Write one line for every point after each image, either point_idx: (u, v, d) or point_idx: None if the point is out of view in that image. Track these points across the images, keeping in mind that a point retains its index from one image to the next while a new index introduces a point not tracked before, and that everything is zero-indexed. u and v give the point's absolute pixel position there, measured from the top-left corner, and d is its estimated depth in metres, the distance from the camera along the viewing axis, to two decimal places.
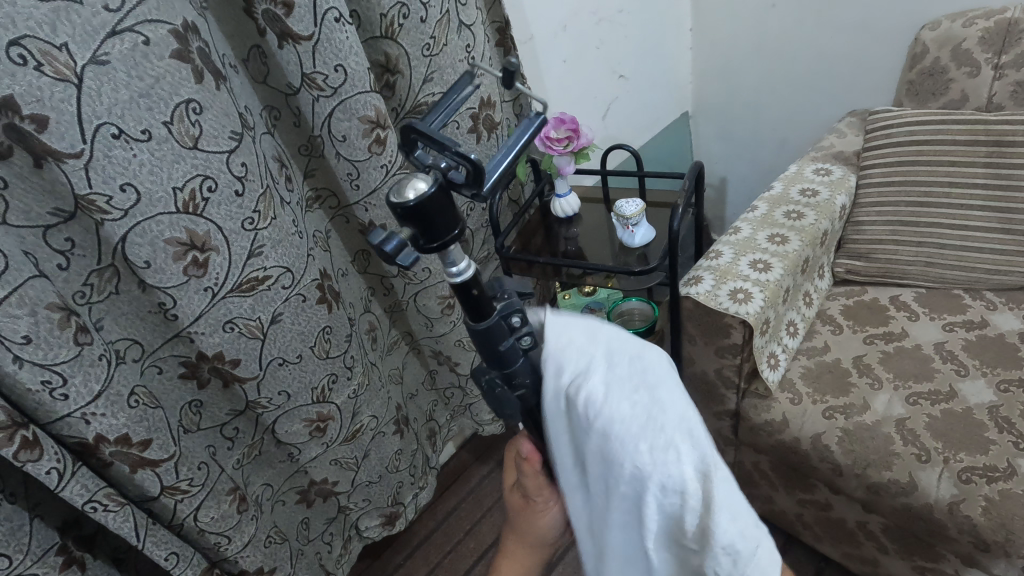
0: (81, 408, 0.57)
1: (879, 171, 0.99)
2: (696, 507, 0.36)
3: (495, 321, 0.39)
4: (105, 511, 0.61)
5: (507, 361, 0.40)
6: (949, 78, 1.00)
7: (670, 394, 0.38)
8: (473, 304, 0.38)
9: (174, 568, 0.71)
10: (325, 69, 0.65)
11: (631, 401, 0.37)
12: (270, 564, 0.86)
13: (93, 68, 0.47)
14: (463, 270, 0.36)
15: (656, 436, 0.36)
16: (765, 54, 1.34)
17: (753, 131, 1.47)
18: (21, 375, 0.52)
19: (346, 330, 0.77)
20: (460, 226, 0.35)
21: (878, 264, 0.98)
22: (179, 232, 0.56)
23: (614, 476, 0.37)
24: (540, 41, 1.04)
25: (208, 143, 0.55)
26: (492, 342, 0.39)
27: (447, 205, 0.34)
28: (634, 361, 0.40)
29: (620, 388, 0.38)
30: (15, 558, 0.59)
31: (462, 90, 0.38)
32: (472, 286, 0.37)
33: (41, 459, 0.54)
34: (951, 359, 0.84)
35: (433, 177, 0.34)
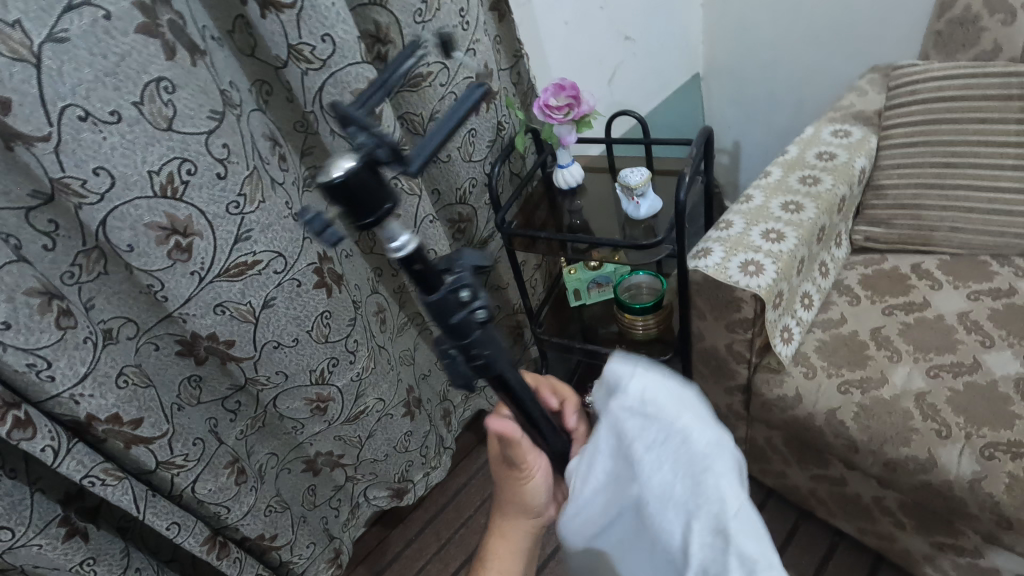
0: (69, 389, 0.56)
1: (902, 131, 0.93)
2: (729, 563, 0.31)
3: (446, 295, 0.33)
4: (103, 485, 0.62)
5: (462, 335, 0.35)
6: (980, 26, 0.93)
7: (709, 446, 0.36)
8: (420, 278, 0.33)
9: (176, 536, 0.73)
10: (313, 39, 0.62)
11: (686, 471, 0.35)
12: (271, 531, 0.86)
13: (51, 46, 0.45)
14: (404, 244, 0.31)
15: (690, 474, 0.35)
16: (782, 8, 1.26)
17: (769, 92, 1.40)
18: (6, 358, 0.51)
19: (348, 314, 0.76)
20: (393, 199, 0.30)
21: (900, 231, 0.93)
22: (159, 217, 0.54)
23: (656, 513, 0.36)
24: (541, 3, 0.99)
25: (183, 124, 0.53)
26: (443, 314, 0.34)
27: (374, 180, 0.29)
28: (700, 433, 0.36)
29: (676, 459, 0.36)
30: (18, 531, 0.60)
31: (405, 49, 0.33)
32: (418, 261, 0.32)
33: (35, 438, 0.55)
34: (975, 329, 0.80)
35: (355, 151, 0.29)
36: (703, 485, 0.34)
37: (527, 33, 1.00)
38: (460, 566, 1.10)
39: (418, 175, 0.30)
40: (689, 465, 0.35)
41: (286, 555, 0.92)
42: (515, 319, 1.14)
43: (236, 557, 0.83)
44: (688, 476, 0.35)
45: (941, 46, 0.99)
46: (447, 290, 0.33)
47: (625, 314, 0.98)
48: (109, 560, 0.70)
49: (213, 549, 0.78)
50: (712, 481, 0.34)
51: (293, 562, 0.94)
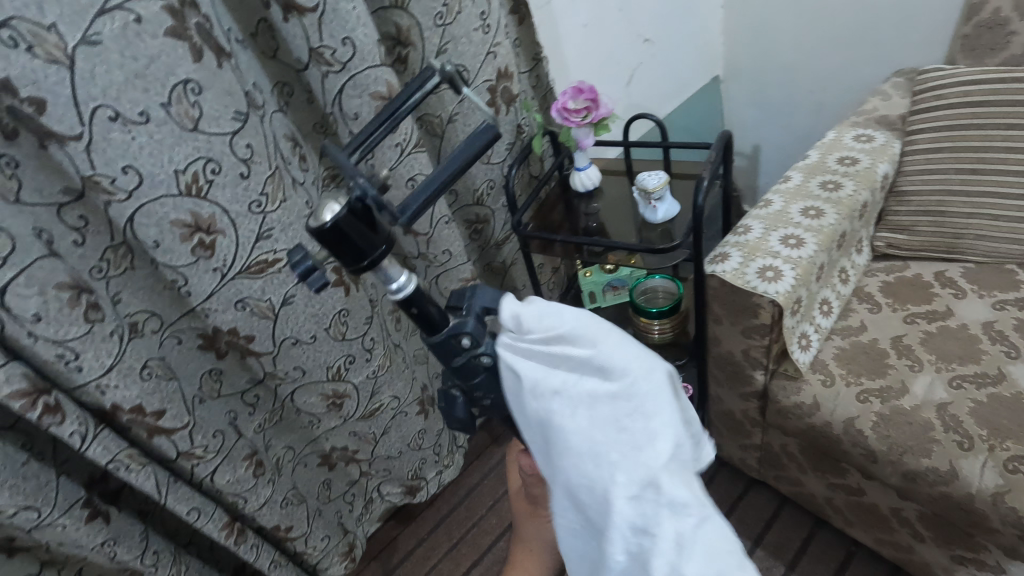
0: (95, 379, 0.58)
1: (927, 137, 0.92)
2: (654, 508, 0.32)
3: (447, 336, 0.39)
4: (127, 470, 0.64)
5: (467, 375, 0.41)
6: (1010, 30, 0.91)
7: (625, 394, 0.36)
8: (421, 318, 0.39)
9: (197, 521, 0.74)
10: (333, 43, 0.63)
11: (600, 421, 0.35)
12: (287, 523, 0.87)
13: (85, 49, 0.46)
14: (402, 286, 0.36)
15: (605, 424, 0.35)
16: (803, 11, 1.25)
17: (789, 95, 1.39)
18: (37, 348, 0.53)
19: (365, 313, 0.77)
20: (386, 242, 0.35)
21: (923, 238, 0.92)
22: (184, 215, 0.56)
23: (572, 464, 0.36)
24: (560, 5, 0.99)
25: (208, 124, 0.54)
26: (448, 357, 0.40)
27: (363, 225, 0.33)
28: (611, 376, 0.36)
29: (591, 408, 0.36)
30: (43, 511, 0.62)
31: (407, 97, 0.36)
32: (414, 303, 0.37)
33: (64, 423, 0.56)
34: (1001, 340, 0.79)
35: (348, 199, 0.33)
36: (624, 438, 0.35)
37: (545, 36, 1.00)
38: (470, 567, 1.10)
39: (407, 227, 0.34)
40: (604, 417, 0.35)
41: (301, 547, 0.93)
42: None
43: (252, 543, 0.83)
44: (603, 427, 0.35)
45: (968, 49, 0.97)
46: (448, 333, 0.39)
47: (641, 318, 0.97)
48: (129, 541, 0.72)
49: (231, 534, 0.79)
50: (630, 434, 0.35)
51: (307, 553, 0.95)
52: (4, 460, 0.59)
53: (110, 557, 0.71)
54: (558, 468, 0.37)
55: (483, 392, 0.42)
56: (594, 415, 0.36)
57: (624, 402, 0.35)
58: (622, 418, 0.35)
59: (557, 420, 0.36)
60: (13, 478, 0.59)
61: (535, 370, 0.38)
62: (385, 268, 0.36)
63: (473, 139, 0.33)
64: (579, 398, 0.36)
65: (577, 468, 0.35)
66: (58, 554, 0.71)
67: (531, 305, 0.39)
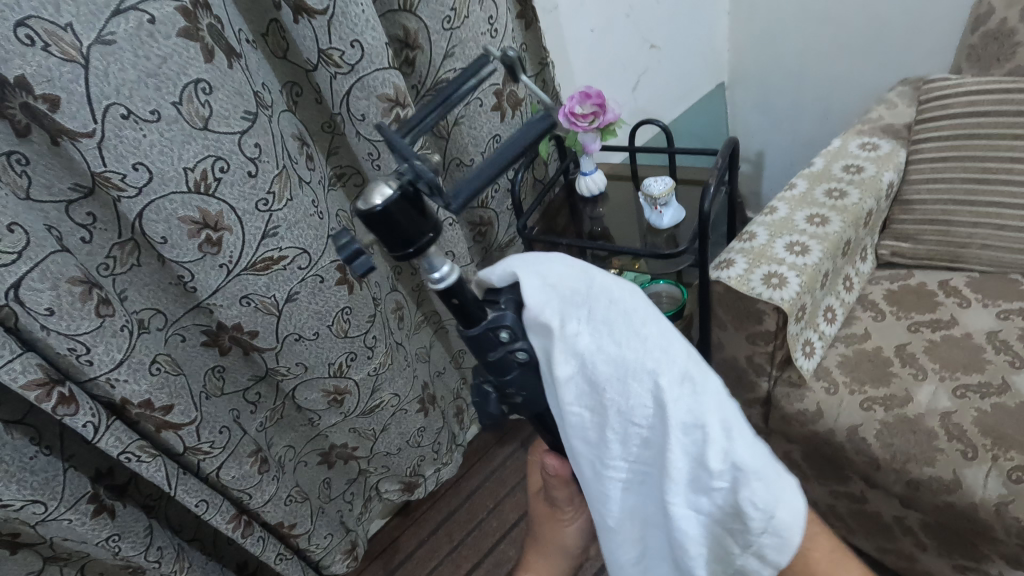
0: (105, 373, 0.58)
1: (932, 146, 0.92)
2: (693, 408, 0.37)
3: (485, 329, 0.38)
4: (138, 461, 0.65)
5: (502, 371, 0.40)
6: (1016, 41, 0.91)
7: (635, 311, 0.39)
8: (460, 312, 0.37)
9: (205, 513, 0.74)
10: (341, 45, 0.63)
11: (630, 344, 0.38)
12: (290, 520, 0.87)
13: (99, 48, 0.47)
14: (445, 275, 0.35)
15: (631, 346, 0.38)
16: (809, 19, 1.25)
17: (794, 103, 1.40)
18: (50, 341, 0.54)
19: (368, 311, 0.77)
20: (433, 228, 0.34)
21: (926, 247, 0.92)
22: (192, 211, 0.56)
23: (613, 397, 0.38)
24: (568, 10, 1.00)
25: (218, 123, 0.55)
26: (484, 348, 0.39)
27: (414, 210, 0.33)
28: (615, 298, 0.39)
29: (614, 336, 0.38)
30: (50, 504, 0.62)
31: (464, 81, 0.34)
32: (455, 294, 0.36)
33: (78, 413, 0.57)
34: (1005, 349, 0.79)
35: (399, 183, 0.32)
36: (653, 354, 0.38)
37: (553, 41, 1.01)
38: (471, 569, 1.10)
39: (456, 213, 0.32)
40: (630, 340, 0.38)
41: (304, 543, 0.92)
42: None
43: (259, 537, 0.84)
44: (633, 351, 0.38)
45: (975, 59, 0.97)
46: (486, 325, 0.38)
47: None
48: (134, 535, 0.72)
49: (238, 527, 0.79)
50: (656, 349, 0.38)
51: (310, 550, 0.95)
52: (12, 455, 0.60)
53: (114, 552, 0.71)
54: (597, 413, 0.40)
55: (516, 389, 0.41)
56: (618, 341, 0.38)
57: (640, 321, 0.39)
58: (642, 336, 0.38)
59: (589, 363, 0.38)
60: (20, 472, 0.60)
61: (554, 323, 0.38)
62: (429, 257, 0.35)
63: (531, 126, 0.32)
64: (600, 329, 0.39)
65: (622, 405, 0.38)
66: (61, 551, 0.71)
67: (514, 269, 0.41)
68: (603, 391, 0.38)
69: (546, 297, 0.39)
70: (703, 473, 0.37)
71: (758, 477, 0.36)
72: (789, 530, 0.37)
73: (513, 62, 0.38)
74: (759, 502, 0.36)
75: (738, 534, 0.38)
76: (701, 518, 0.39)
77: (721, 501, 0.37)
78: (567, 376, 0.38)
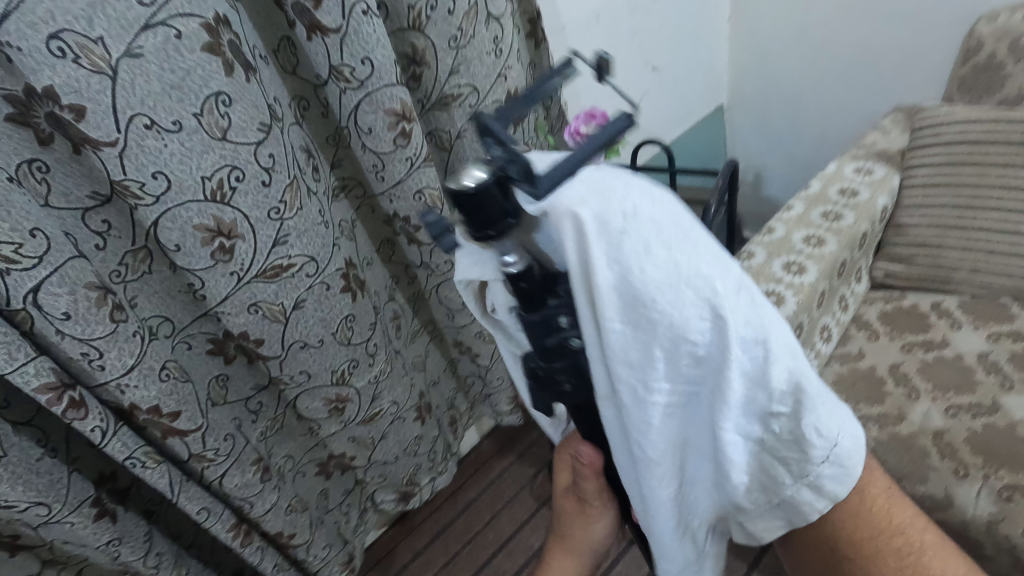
0: (116, 378, 0.59)
1: (925, 172, 0.95)
2: (759, 332, 0.35)
3: (545, 316, 0.37)
4: (143, 467, 0.65)
5: (553, 357, 0.39)
6: (1005, 73, 0.94)
7: (688, 224, 0.35)
8: (524, 295, 0.37)
9: (205, 521, 0.75)
10: (353, 61, 0.65)
11: (681, 254, 0.33)
12: (290, 530, 0.87)
13: (127, 61, 0.49)
14: (517, 261, 0.35)
15: (692, 265, 0.33)
16: (805, 46, 1.29)
17: (791, 126, 1.43)
18: (63, 346, 0.55)
19: (369, 319, 0.78)
20: (515, 216, 0.33)
21: (919, 268, 0.96)
22: (207, 220, 0.57)
23: (673, 322, 0.34)
24: (572, 32, 1.02)
25: (236, 134, 0.56)
26: (539, 335, 0.38)
27: (503, 193, 0.32)
28: (656, 205, 0.34)
29: (671, 246, 0.33)
30: (54, 507, 0.62)
31: (553, 80, 0.39)
32: (524, 279, 0.36)
33: (86, 418, 0.59)
34: (995, 370, 0.80)
35: (492, 166, 0.31)
36: (713, 270, 0.34)
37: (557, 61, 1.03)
38: None
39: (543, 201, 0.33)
40: (690, 255, 0.34)
41: (303, 553, 0.92)
42: None
43: (258, 546, 0.84)
44: (684, 260, 0.33)
45: (966, 89, 1.00)
46: (546, 313, 0.37)
47: None
48: (134, 541, 0.72)
49: (238, 536, 0.80)
50: (714, 266, 0.34)
51: (307, 560, 0.94)
52: (19, 456, 0.60)
53: (113, 557, 0.71)
54: (645, 347, 0.35)
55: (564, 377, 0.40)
56: (678, 259, 0.33)
57: (684, 228, 0.34)
58: (698, 252, 0.34)
59: (634, 275, 0.32)
60: (27, 474, 0.60)
61: (588, 221, 0.31)
62: (505, 240, 0.34)
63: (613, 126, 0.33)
64: (647, 233, 0.33)
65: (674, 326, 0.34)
66: (60, 554, 0.71)
67: (545, 189, 0.33)
68: (653, 308, 0.33)
69: (578, 197, 0.32)
70: (764, 401, 0.37)
71: (814, 405, 0.37)
72: (850, 458, 0.40)
73: (605, 68, 0.42)
74: (818, 429, 0.38)
75: (790, 459, 0.39)
76: (750, 445, 0.39)
77: (782, 429, 0.38)
78: (606, 286, 0.32)
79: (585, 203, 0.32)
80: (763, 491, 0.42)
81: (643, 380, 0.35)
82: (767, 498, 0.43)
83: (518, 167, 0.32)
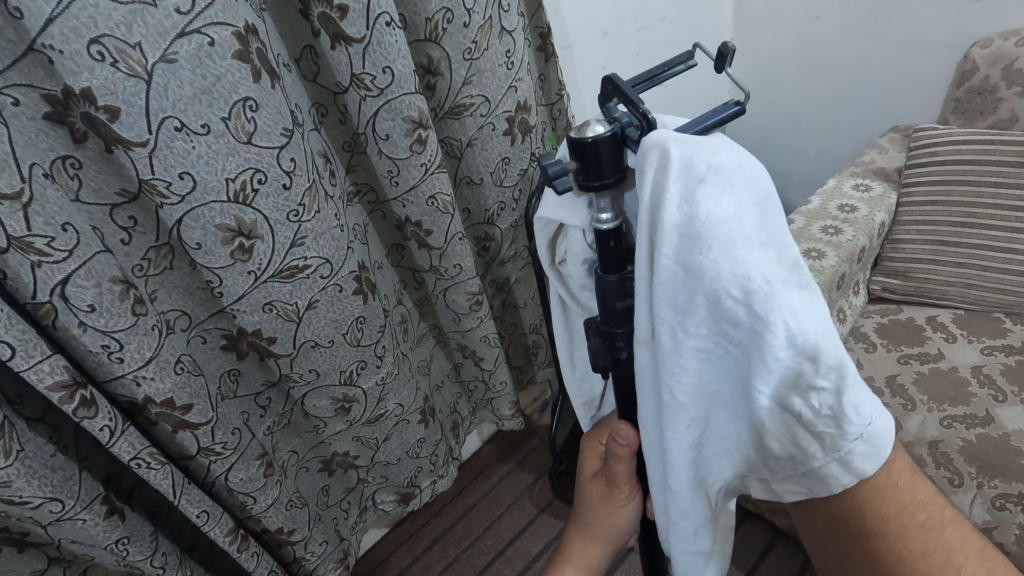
0: (133, 370, 0.61)
1: (921, 191, 0.98)
2: (805, 310, 0.37)
3: (622, 277, 0.46)
4: (148, 467, 0.66)
5: (616, 323, 0.48)
6: (999, 96, 0.98)
7: (760, 204, 0.38)
8: (608, 255, 0.44)
9: (204, 524, 0.75)
10: (374, 70, 0.67)
11: (747, 215, 0.37)
12: (290, 526, 0.88)
13: (162, 66, 0.51)
14: (609, 219, 0.42)
15: (751, 234, 0.37)
16: (806, 66, 1.33)
17: (791, 143, 1.47)
18: (84, 338, 0.56)
19: (379, 321, 0.79)
20: (616, 176, 0.41)
21: (914, 284, 0.98)
22: (229, 220, 0.59)
23: (721, 278, 0.36)
24: (580, 48, 1.05)
25: (261, 138, 0.58)
26: (612, 297, 0.46)
27: (616, 153, 0.40)
28: (735, 170, 0.38)
29: (735, 213, 0.36)
30: (67, 504, 0.64)
31: (674, 66, 0.47)
32: (613, 237, 0.43)
33: (96, 416, 0.59)
34: (989, 383, 0.82)
35: (612, 126, 0.40)
36: (768, 246, 0.37)
37: (565, 76, 1.06)
38: None
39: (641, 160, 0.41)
40: (750, 227, 0.37)
41: (300, 551, 0.93)
42: (535, 340, 1.18)
43: (254, 550, 0.84)
44: (748, 221, 0.37)
45: (961, 111, 1.04)
46: (620, 275, 0.45)
47: None
48: (140, 541, 0.73)
49: (236, 540, 0.80)
50: (770, 243, 0.38)
51: (304, 558, 0.94)
52: (35, 451, 0.61)
53: (121, 556, 0.72)
54: (689, 294, 0.38)
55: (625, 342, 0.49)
56: (740, 224, 0.37)
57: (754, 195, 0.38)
58: (760, 227, 0.38)
59: (696, 221, 0.36)
60: (43, 468, 0.61)
61: (674, 158, 0.36)
62: (603, 197, 0.42)
63: (720, 111, 0.41)
64: (720, 189, 0.36)
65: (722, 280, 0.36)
66: (66, 553, 0.71)
67: (648, 138, 0.38)
68: (704, 254, 0.36)
69: (673, 137, 0.37)
70: (801, 381, 0.38)
71: (847, 393, 0.39)
72: (882, 439, 0.42)
73: (729, 54, 0.44)
74: (857, 410, 0.40)
75: (822, 438, 0.41)
76: (788, 415, 0.40)
77: (820, 407, 0.39)
78: (669, 223, 0.37)
79: (673, 144, 0.37)
80: (790, 467, 0.45)
81: (681, 322, 0.39)
82: (793, 468, 0.45)
83: (634, 129, 0.41)
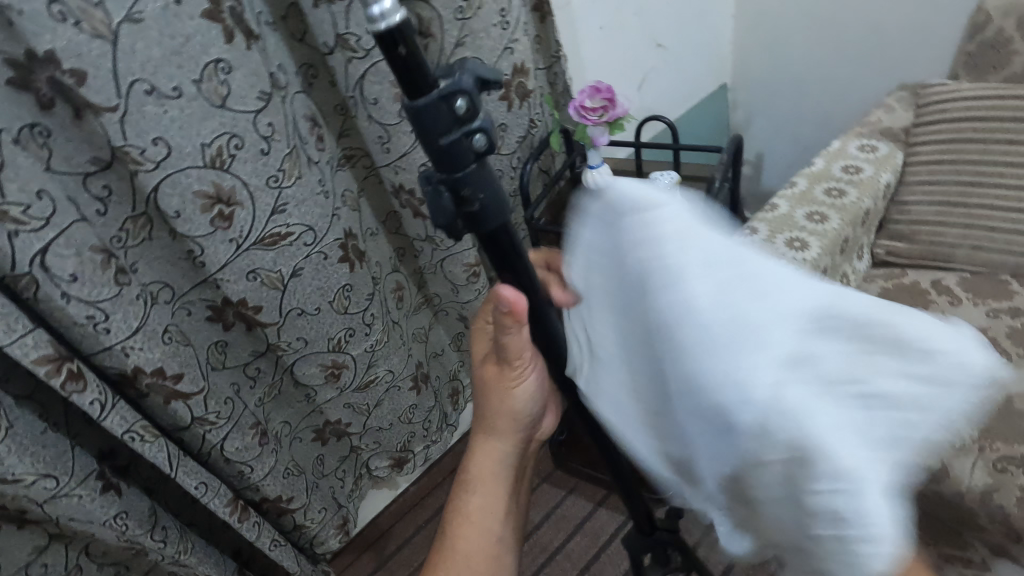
0: (121, 342, 0.60)
1: (929, 149, 0.96)
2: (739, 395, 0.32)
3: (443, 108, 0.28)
4: (142, 441, 0.65)
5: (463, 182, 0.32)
6: (1012, 49, 0.94)
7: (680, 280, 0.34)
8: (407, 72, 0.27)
9: (202, 496, 0.75)
10: (359, 30, 0.66)
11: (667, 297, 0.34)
12: (289, 494, 0.88)
13: (128, 25, 0.49)
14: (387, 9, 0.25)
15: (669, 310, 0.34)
16: (811, 24, 1.28)
17: (794, 105, 1.42)
18: (69, 309, 0.55)
19: (367, 289, 0.78)
20: None
21: (921, 246, 0.95)
22: (206, 186, 0.57)
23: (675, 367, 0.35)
24: (579, 7, 1.01)
25: (235, 102, 0.56)
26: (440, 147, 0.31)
27: None
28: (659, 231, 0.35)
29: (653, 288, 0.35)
30: (61, 480, 0.64)
31: None
32: (401, 42, 0.26)
33: (85, 391, 0.58)
34: (993, 346, 0.81)
35: None
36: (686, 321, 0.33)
37: (563, 35, 1.01)
38: None
39: None
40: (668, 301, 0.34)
41: (299, 519, 0.94)
42: None
43: (254, 521, 0.84)
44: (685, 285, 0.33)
45: (971, 67, 1.00)
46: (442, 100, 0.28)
47: None
48: (139, 516, 0.74)
49: (236, 511, 0.80)
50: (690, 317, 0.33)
51: (305, 525, 0.96)
52: (25, 428, 0.62)
53: (121, 530, 0.72)
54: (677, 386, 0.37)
55: None
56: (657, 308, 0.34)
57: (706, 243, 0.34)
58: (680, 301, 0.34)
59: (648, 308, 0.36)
60: (34, 446, 0.62)
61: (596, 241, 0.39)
62: None
63: None
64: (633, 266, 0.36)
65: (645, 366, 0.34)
66: (64, 531, 0.71)
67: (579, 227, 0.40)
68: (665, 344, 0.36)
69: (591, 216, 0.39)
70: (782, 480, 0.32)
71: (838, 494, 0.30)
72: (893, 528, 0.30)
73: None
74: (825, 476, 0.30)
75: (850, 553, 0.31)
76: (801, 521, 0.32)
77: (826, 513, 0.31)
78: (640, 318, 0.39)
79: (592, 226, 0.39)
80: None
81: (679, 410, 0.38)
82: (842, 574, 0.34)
83: None
